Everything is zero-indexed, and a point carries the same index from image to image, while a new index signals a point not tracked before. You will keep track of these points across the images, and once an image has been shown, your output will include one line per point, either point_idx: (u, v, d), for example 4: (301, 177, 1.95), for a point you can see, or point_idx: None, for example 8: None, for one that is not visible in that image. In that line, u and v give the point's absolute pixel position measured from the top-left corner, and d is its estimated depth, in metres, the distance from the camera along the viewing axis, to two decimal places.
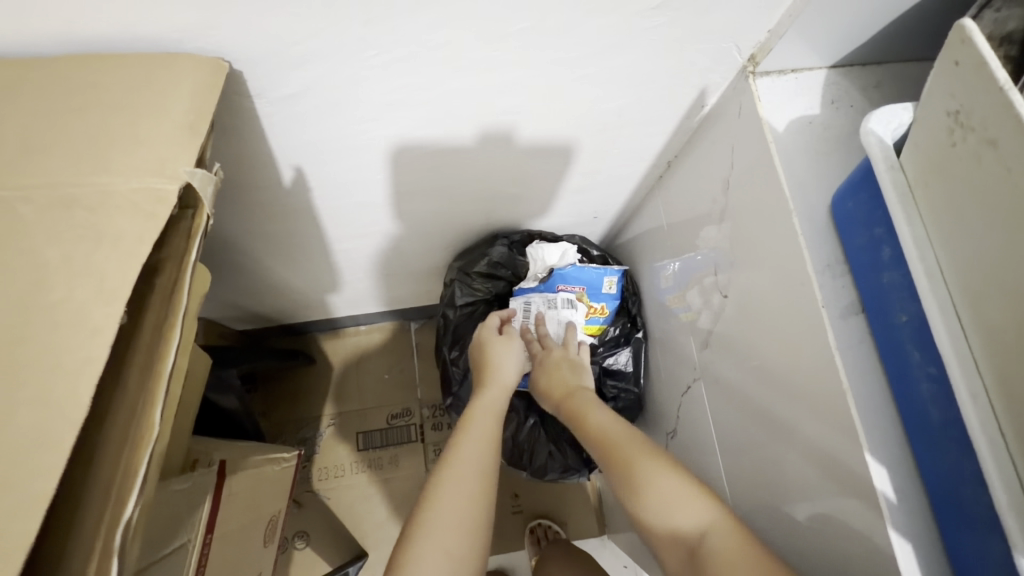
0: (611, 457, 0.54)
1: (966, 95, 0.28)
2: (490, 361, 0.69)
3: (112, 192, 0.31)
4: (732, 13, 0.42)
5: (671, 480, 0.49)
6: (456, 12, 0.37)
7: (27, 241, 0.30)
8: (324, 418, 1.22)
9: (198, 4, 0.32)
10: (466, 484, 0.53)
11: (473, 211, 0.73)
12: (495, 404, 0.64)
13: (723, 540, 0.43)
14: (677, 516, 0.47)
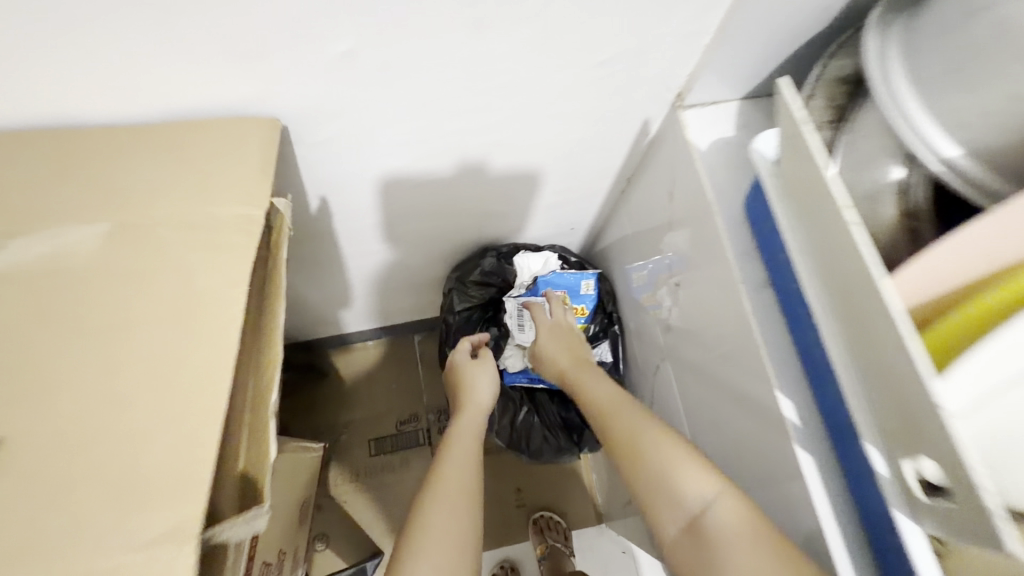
0: (620, 433, 0.58)
1: (794, 126, 0.41)
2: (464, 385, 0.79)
3: (210, 212, 0.42)
4: (659, 63, 0.55)
5: (679, 454, 0.53)
6: (450, 74, 0.50)
7: (153, 250, 0.41)
8: (337, 427, 1.32)
9: (265, 80, 0.45)
10: (452, 491, 0.62)
11: (467, 228, 0.85)
12: (473, 426, 0.74)
13: (727, 510, 0.49)
14: (685, 491, 0.51)
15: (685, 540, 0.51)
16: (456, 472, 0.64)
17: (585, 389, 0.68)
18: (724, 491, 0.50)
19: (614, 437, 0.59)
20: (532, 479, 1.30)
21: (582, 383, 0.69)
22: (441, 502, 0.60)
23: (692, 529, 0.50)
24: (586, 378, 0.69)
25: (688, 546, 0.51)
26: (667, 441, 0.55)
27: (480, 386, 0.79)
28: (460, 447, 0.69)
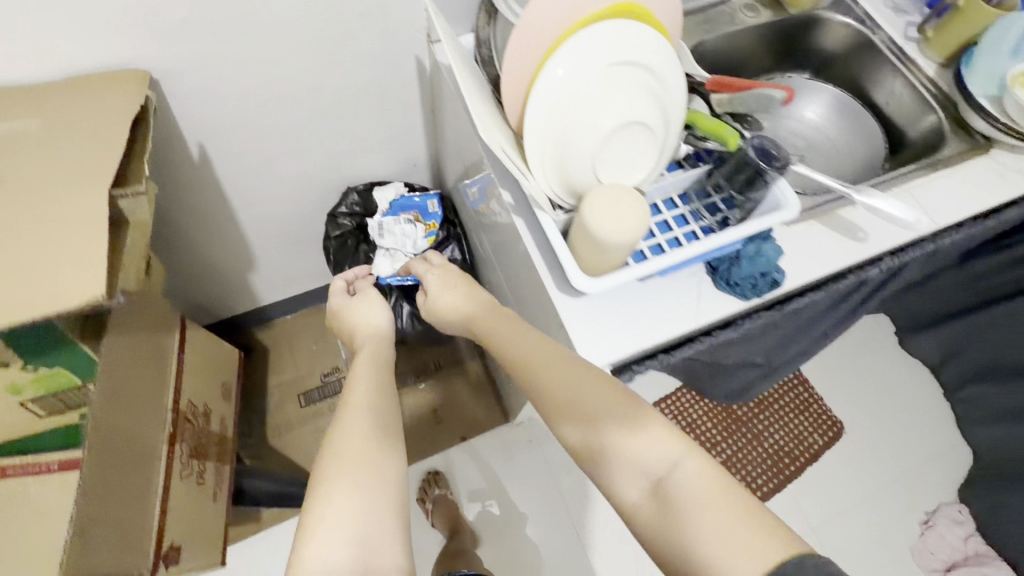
0: (562, 396, 0.63)
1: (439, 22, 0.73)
2: (359, 324, 0.91)
3: (105, 113, 0.70)
4: (400, 12, 0.86)
5: (630, 408, 0.61)
6: (255, 30, 0.79)
7: (72, 136, 0.68)
8: (269, 389, 1.53)
9: (128, 42, 0.73)
10: (348, 416, 0.70)
11: (325, 170, 1.13)
12: (376, 350, 0.85)
13: (695, 476, 0.55)
14: (651, 458, 0.57)
15: (650, 506, 0.56)
16: (354, 399, 0.73)
17: (495, 341, 0.73)
18: (683, 457, 0.56)
19: (557, 386, 0.64)
20: (445, 399, 1.54)
21: (509, 345, 0.71)
22: (349, 432, 0.68)
23: (658, 498, 0.55)
24: (496, 326, 0.75)
25: (653, 507, 0.56)
26: (617, 392, 0.62)
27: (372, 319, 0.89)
28: (359, 377, 0.77)
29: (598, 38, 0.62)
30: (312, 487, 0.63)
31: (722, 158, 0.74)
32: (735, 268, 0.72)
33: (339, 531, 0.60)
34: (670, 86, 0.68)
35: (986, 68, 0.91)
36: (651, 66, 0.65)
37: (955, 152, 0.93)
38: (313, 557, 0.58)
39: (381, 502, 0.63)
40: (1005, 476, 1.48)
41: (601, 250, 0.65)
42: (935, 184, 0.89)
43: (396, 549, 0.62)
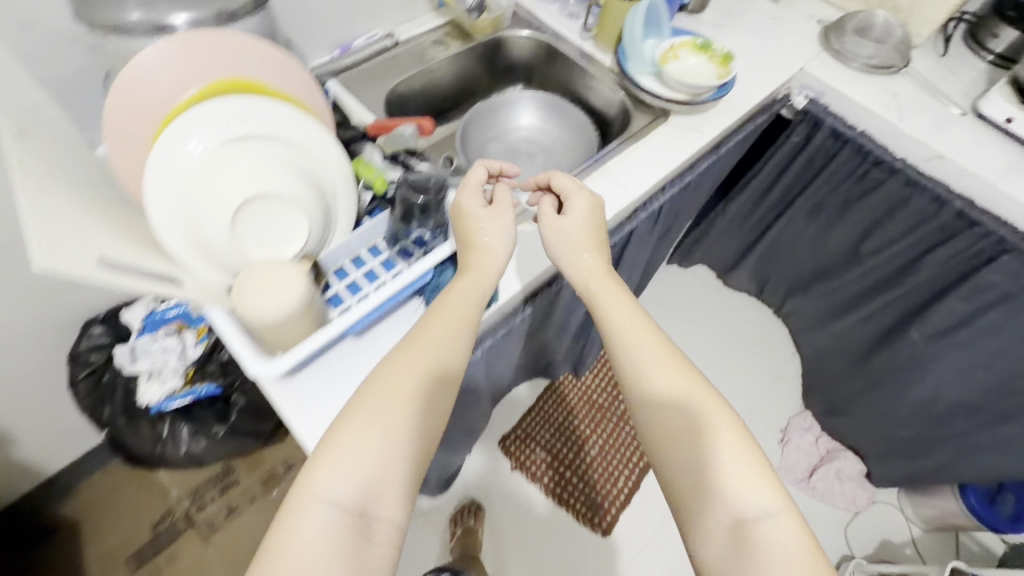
0: (660, 390, 0.66)
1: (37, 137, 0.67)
2: (466, 229, 0.73)
3: None
4: None
5: (728, 432, 0.62)
6: None
7: None
8: (87, 565, 1.30)
9: None
10: (432, 363, 0.64)
11: (45, 311, 1.00)
12: (474, 287, 0.70)
13: (785, 531, 0.56)
14: (738, 500, 0.58)
15: (726, 539, 0.57)
16: (439, 342, 0.65)
17: (614, 319, 0.73)
18: (778, 511, 0.58)
19: (661, 371, 0.67)
20: None
21: (611, 312, 0.73)
22: (403, 370, 0.62)
23: (736, 532, 0.57)
24: (608, 295, 0.75)
25: (720, 520, 0.58)
26: (713, 402, 0.65)
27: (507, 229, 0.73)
28: (452, 307, 0.68)
29: (187, 126, 0.61)
30: (348, 424, 0.58)
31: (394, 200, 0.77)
32: None
33: (350, 467, 0.56)
34: (300, 145, 0.67)
35: (641, 53, 1.05)
36: (262, 134, 0.64)
37: (638, 128, 1.04)
38: (321, 486, 0.55)
39: (389, 466, 0.57)
40: (825, 376, 1.67)
41: (270, 331, 0.63)
42: (630, 158, 0.99)
43: (401, 502, 0.57)
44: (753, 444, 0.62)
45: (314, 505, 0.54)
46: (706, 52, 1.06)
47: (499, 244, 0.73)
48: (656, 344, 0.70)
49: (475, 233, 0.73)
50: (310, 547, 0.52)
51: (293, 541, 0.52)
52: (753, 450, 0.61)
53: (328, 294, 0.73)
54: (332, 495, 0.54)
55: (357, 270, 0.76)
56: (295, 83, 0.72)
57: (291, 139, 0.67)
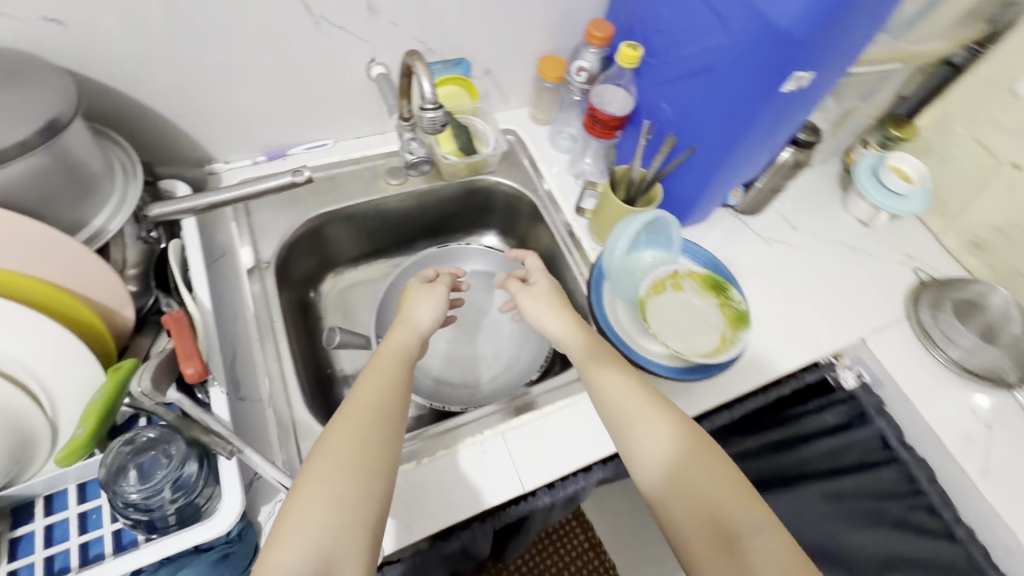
0: (671, 471, 0.55)
1: None
2: (405, 305, 0.77)
3: None
4: None
5: (678, 455, 0.55)
6: None
7: None
8: None
9: None
10: (370, 437, 0.58)
11: None
12: (406, 347, 0.71)
13: (766, 549, 0.50)
14: (721, 500, 0.53)
15: (717, 552, 0.51)
16: (378, 412, 0.61)
17: (600, 375, 0.62)
18: (764, 525, 0.52)
19: (618, 420, 0.59)
20: None
21: (597, 373, 0.63)
22: (335, 444, 0.57)
23: (722, 536, 0.51)
24: (596, 366, 0.63)
25: (707, 535, 0.51)
26: (673, 433, 0.57)
27: (423, 312, 0.75)
28: (365, 386, 0.64)
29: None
30: (298, 495, 0.54)
31: (139, 447, 0.53)
32: None
33: (306, 536, 0.51)
34: (4, 366, 0.50)
35: (623, 275, 0.79)
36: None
37: None
38: (279, 558, 0.50)
39: (344, 533, 0.52)
40: None
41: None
42: (552, 418, 0.71)
43: (358, 562, 0.52)
44: (711, 450, 0.56)
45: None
46: (717, 296, 0.77)
47: (424, 325, 0.74)
48: (656, 426, 0.57)
49: (411, 313, 0.75)
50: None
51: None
52: (721, 471, 0.55)
53: (18, 530, 0.54)
54: (289, 573, 0.49)
55: (77, 504, 0.56)
56: (71, 275, 0.53)
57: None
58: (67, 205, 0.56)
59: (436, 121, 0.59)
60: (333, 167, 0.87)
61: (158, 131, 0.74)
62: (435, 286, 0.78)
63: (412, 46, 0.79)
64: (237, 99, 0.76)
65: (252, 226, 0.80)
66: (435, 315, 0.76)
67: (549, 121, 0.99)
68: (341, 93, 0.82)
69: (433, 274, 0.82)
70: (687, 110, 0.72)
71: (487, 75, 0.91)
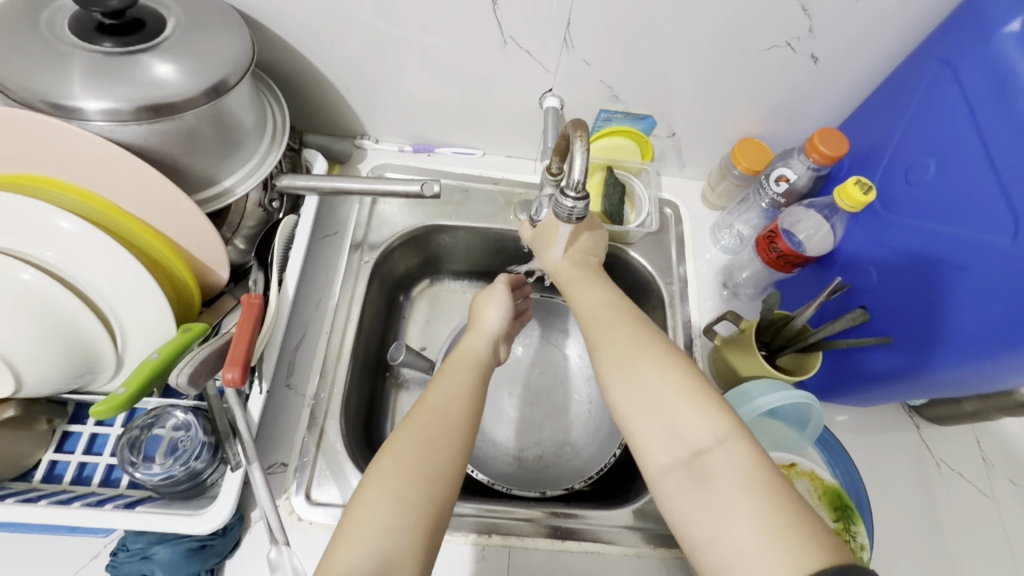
0: (625, 377, 0.52)
1: None
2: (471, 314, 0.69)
3: None
4: None
5: (637, 355, 0.53)
6: None
7: None
8: None
9: None
10: (435, 439, 0.51)
11: None
12: (475, 352, 0.63)
13: (728, 458, 0.45)
14: (681, 417, 0.48)
15: (678, 473, 0.47)
16: (445, 416, 0.53)
17: (580, 294, 0.62)
18: (729, 435, 0.47)
19: (586, 326, 0.59)
20: None
21: (575, 284, 0.64)
22: (408, 437, 0.51)
23: (687, 458, 0.47)
24: (576, 280, 0.64)
25: (675, 457, 0.47)
26: (639, 336, 0.55)
27: (489, 315, 0.67)
28: (446, 381, 0.57)
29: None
30: (364, 493, 0.47)
31: (162, 416, 0.55)
32: (125, 556, 0.52)
33: (375, 531, 0.45)
34: (90, 294, 0.52)
35: None
36: (48, 264, 0.50)
37: (637, 524, 0.64)
38: (341, 558, 0.44)
39: (404, 540, 0.45)
40: None
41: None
42: (571, 558, 0.61)
43: (415, 563, 0.45)
44: (681, 370, 0.51)
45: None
46: (835, 520, 0.59)
47: (494, 331, 0.66)
48: (632, 346, 0.54)
49: (479, 320, 0.67)
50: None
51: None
52: (683, 376, 0.51)
53: (71, 426, 0.59)
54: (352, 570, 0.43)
55: (120, 426, 0.59)
56: (178, 220, 0.54)
57: (81, 279, 0.51)
58: (206, 162, 0.57)
59: (573, 211, 0.50)
60: (470, 180, 0.83)
61: (325, 99, 0.75)
62: (496, 286, 0.71)
63: (597, 88, 0.70)
64: (404, 90, 0.74)
65: (372, 214, 0.79)
66: (504, 315, 0.69)
67: (722, 209, 0.83)
68: (506, 111, 0.76)
69: (510, 278, 0.75)
70: (900, 291, 0.56)
71: (670, 138, 0.78)
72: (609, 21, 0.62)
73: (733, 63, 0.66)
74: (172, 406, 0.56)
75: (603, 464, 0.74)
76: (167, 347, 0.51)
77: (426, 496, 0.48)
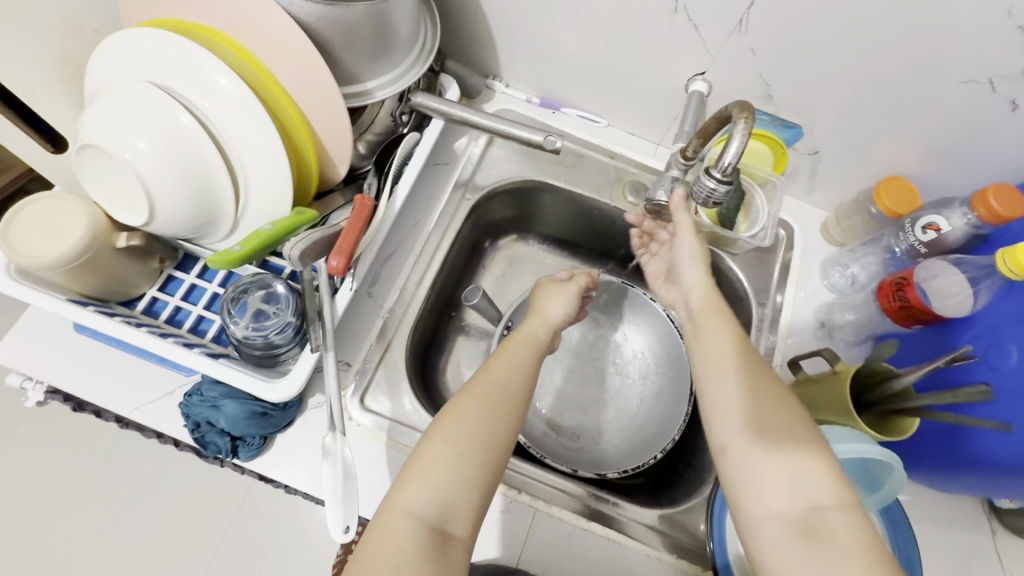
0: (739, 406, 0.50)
1: None
2: (535, 298, 0.66)
3: None
4: None
5: (762, 412, 0.49)
6: None
7: None
8: None
9: None
10: (497, 405, 0.51)
11: None
12: (536, 336, 0.60)
13: (850, 524, 0.42)
14: (810, 482, 0.44)
15: (789, 523, 0.44)
16: (506, 387, 0.53)
17: (708, 317, 0.57)
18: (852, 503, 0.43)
19: (706, 344, 0.55)
20: None
21: (705, 314, 0.58)
22: (471, 400, 0.50)
23: (801, 518, 0.43)
24: (705, 313, 0.58)
25: (778, 500, 0.45)
26: (758, 376, 0.52)
27: (555, 305, 0.64)
28: (509, 352, 0.57)
29: (137, 44, 0.52)
30: (426, 444, 0.48)
31: (263, 283, 0.58)
32: (198, 399, 0.56)
33: (438, 482, 0.46)
34: (229, 152, 0.54)
35: None
36: (202, 113, 0.52)
37: (659, 527, 0.63)
38: (406, 498, 0.45)
39: (463, 492, 0.46)
40: None
41: (47, 275, 0.54)
42: (589, 538, 0.61)
43: (470, 516, 0.46)
44: (823, 447, 0.46)
45: (396, 517, 0.44)
46: None
47: (555, 319, 0.63)
48: (751, 381, 0.51)
49: (542, 307, 0.64)
50: (406, 558, 0.42)
51: (378, 549, 0.43)
52: (821, 451, 0.46)
53: (176, 272, 0.63)
54: (417, 511, 0.44)
55: (217, 284, 0.63)
56: (322, 111, 0.56)
57: (227, 137, 0.53)
58: (357, 58, 0.58)
59: (711, 193, 0.48)
60: (588, 147, 0.81)
61: (472, 30, 0.74)
62: (568, 282, 0.67)
63: (753, 82, 0.66)
64: (553, 39, 0.72)
65: (483, 154, 0.79)
66: (568, 313, 0.65)
67: (841, 245, 0.77)
68: (645, 86, 0.73)
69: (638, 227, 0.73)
70: None
71: (810, 156, 0.73)
72: (792, 13, 0.57)
73: (914, 88, 0.60)
74: (272, 278, 0.59)
75: (641, 463, 0.72)
76: (278, 230, 0.53)
77: (483, 461, 0.48)
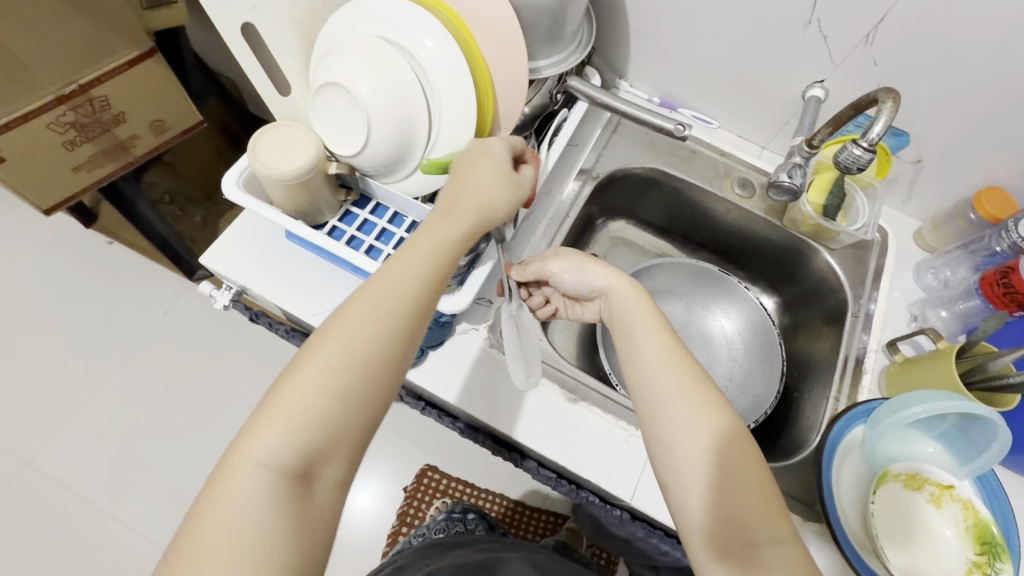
0: (690, 441, 0.52)
1: None
2: (464, 177, 0.59)
3: None
4: None
5: (708, 429, 0.52)
6: None
7: None
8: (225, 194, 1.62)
9: None
10: (372, 329, 0.49)
11: None
12: (449, 235, 0.56)
13: (784, 559, 0.48)
14: (746, 512, 0.49)
15: (729, 556, 0.48)
16: (384, 314, 0.50)
17: (641, 334, 0.59)
18: (786, 538, 0.49)
19: (650, 367, 0.56)
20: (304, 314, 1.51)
21: (637, 323, 0.60)
22: (344, 331, 0.49)
23: (740, 545, 0.48)
24: (633, 322, 0.60)
25: (722, 530, 0.49)
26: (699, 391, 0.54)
27: (480, 181, 0.58)
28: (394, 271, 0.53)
29: (379, 11, 0.65)
30: (284, 388, 0.47)
31: None
32: None
33: (292, 426, 0.45)
34: (429, 93, 0.65)
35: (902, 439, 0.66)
36: (416, 58, 0.64)
37: None
38: (255, 447, 0.44)
39: (335, 433, 0.46)
40: None
41: (268, 185, 0.64)
42: None
43: (342, 455, 0.47)
44: (767, 481, 0.51)
45: (246, 470, 0.43)
46: (977, 553, 0.60)
47: (473, 210, 0.57)
48: (694, 407, 0.53)
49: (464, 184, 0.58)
50: (253, 507, 0.42)
51: (224, 506, 0.42)
52: (757, 476, 0.51)
53: (352, 208, 0.73)
54: (269, 461, 0.44)
55: (386, 221, 0.71)
56: (507, 79, 0.67)
57: (433, 88, 0.65)
58: (538, 37, 0.69)
59: (858, 158, 0.61)
60: (702, 143, 0.90)
61: (614, 31, 0.86)
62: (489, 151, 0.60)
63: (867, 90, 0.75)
64: (685, 44, 0.82)
65: (608, 140, 0.89)
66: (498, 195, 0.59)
67: (934, 251, 0.84)
68: (764, 91, 0.82)
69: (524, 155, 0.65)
70: None
71: (913, 164, 0.80)
72: (914, 28, 0.66)
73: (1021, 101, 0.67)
74: None
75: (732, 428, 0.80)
76: None
77: (345, 393, 0.47)
